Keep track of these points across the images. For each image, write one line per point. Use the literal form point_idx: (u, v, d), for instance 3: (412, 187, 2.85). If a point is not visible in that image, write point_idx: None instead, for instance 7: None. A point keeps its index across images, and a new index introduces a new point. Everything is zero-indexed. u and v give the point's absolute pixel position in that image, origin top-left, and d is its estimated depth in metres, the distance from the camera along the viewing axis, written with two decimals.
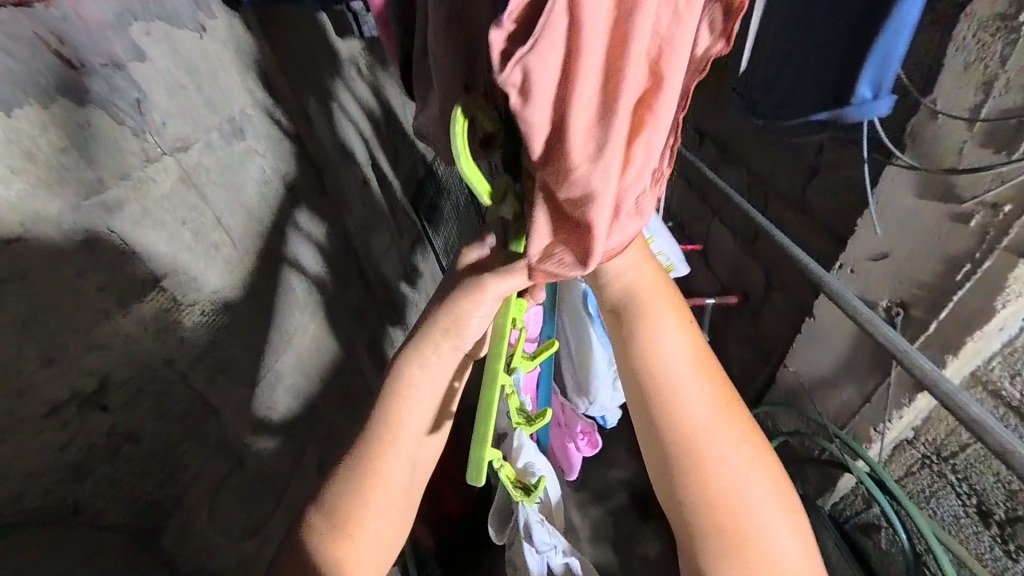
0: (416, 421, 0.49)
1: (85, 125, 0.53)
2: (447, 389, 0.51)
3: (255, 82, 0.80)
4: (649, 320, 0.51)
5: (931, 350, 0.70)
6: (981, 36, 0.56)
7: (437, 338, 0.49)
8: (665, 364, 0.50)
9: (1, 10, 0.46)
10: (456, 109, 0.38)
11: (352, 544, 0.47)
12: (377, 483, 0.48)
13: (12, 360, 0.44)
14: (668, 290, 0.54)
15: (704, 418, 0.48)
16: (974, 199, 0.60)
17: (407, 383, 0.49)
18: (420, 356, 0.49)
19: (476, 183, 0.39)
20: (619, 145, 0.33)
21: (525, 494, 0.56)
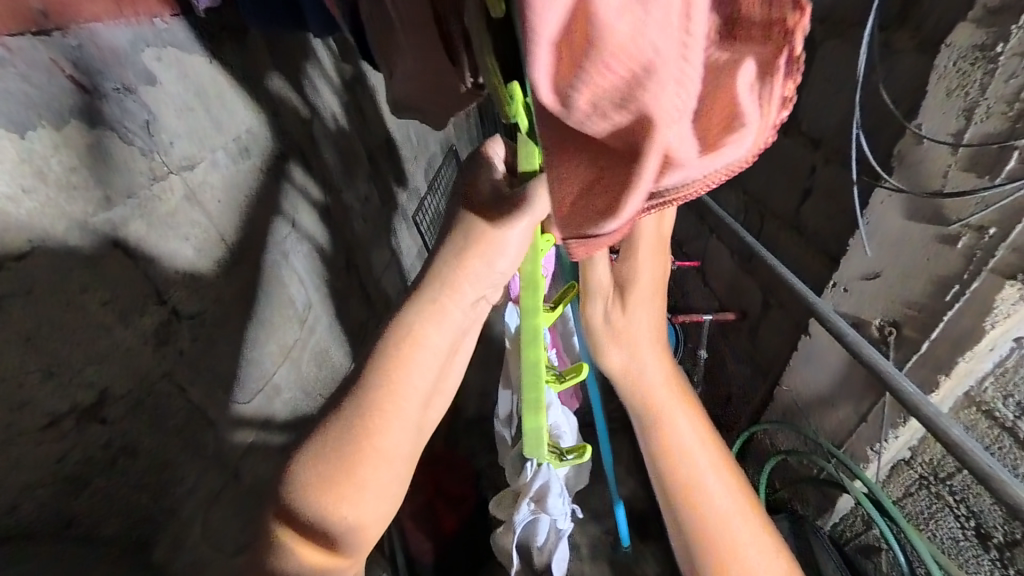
0: (426, 375, 0.42)
1: (96, 146, 0.55)
2: (457, 341, 0.44)
3: (262, 103, 0.83)
4: (636, 353, 0.57)
5: (924, 370, 0.70)
6: (961, 66, 0.58)
7: (449, 282, 0.44)
8: (651, 391, 0.55)
9: (20, 38, 0.48)
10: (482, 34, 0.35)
11: (340, 522, 0.38)
12: (371, 452, 0.39)
13: (14, 373, 0.45)
14: (659, 327, 0.59)
15: (689, 445, 0.53)
16: (960, 222, 0.61)
17: (418, 328, 0.42)
18: (438, 305, 0.43)
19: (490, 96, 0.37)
20: (656, 86, 0.26)
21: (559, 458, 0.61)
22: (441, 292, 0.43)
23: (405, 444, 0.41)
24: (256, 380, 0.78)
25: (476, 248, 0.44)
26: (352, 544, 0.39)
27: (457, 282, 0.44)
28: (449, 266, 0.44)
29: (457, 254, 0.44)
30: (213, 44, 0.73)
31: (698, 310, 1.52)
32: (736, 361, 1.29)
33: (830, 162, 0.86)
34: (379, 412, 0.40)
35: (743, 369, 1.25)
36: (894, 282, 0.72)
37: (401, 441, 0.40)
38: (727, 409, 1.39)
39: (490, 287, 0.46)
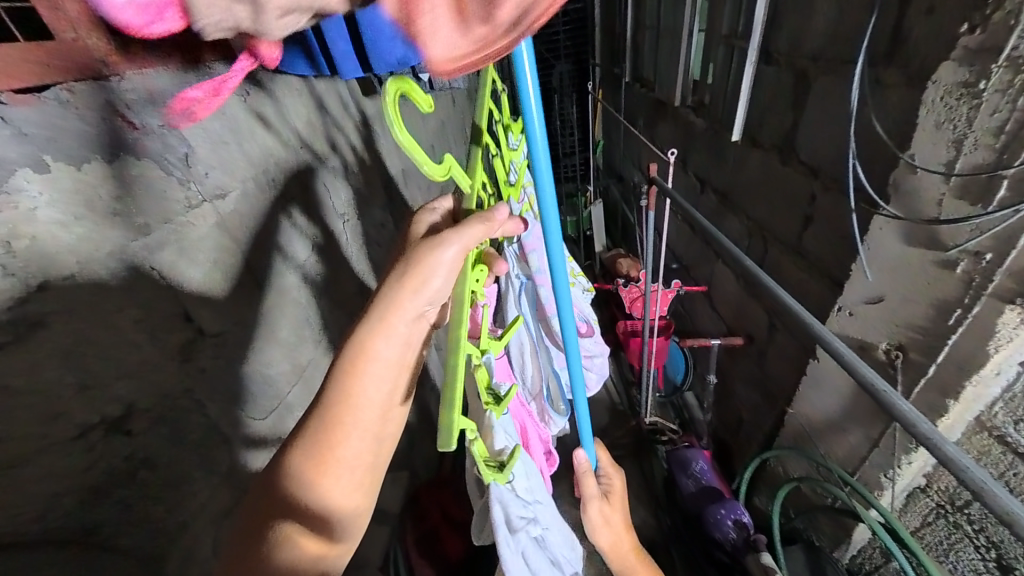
0: (378, 388, 0.50)
1: (140, 177, 0.60)
2: (404, 356, 0.51)
3: (289, 138, 0.90)
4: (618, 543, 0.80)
5: (933, 395, 0.70)
6: (948, 101, 0.61)
7: (400, 302, 0.49)
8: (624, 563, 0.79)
9: (80, 84, 0.54)
10: (392, 88, 0.44)
11: (320, 496, 0.49)
12: (334, 449, 0.49)
13: (50, 384, 0.48)
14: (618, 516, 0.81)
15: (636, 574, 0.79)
16: (956, 247, 0.63)
17: (370, 348, 0.49)
18: (384, 324, 0.49)
19: (413, 154, 0.44)
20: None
21: (498, 472, 0.53)
22: (386, 314, 0.49)
23: (366, 446, 0.50)
24: (269, 399, 0.82)
25: (408, 275, 0.49)
26: (329, 518, 0.49)
27: (399, 302, 0.49)
28: (394, 291, 0.49)
29: (397, 280, 0.49)
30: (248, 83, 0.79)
31: (706, 335, 1.53)
32: (745, 387, 1.28)
33: (828, 190, 0.89)
34: (340, 420, 0.49)
35: (752, 394, 1.24)
36: (896, 305, 0.73)
37: (361, 443, 0.50)
38: (738, 436, 1.37)
39: (430, 308, 0.51)
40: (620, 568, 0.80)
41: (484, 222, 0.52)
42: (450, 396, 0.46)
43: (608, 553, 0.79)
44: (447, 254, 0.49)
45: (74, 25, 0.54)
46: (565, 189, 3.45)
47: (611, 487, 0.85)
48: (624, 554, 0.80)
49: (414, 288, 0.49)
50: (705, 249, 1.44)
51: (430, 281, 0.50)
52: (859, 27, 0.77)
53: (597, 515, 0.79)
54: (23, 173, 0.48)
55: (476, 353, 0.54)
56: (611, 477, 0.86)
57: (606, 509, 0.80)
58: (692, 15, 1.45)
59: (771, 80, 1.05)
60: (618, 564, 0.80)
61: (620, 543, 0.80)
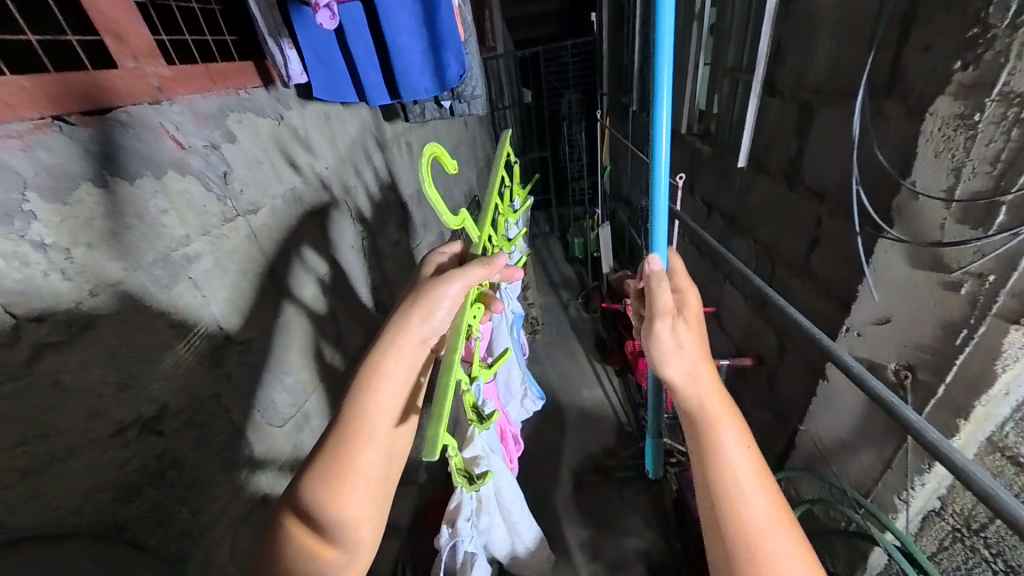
0: (390, 405, 0.51)
1: (184, 192, 0.65)
2: (413, 374, 0.53)
3: (314, 160, 0.96)
4: (712, 428, 0.48)
5: (943, 414, 0.71)
6: (945, 131, 0.65)
7: (410, 325, 0.52)
8: (725, 465, 0.46)
9: (138, 107, 0.60)
10: (425, 149, 0.52)
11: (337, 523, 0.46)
12: (351, 471, 0.47)
13: (95, 383, 0.51)
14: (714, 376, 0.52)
15: (746, 472, 0.45)
16: (961, 269, 0.65)
17: (386, 368, 0.51)
18: (394, 346, 0.51)
19: (438, 205, 0.52)
20: None
21: (468, 483, 0.50)
22: (396, 334, 0.52)
23: (377, 467, 0.49)
24: (286, 407, 0.84)
25: (416, 303, 0.53)
26: (345, 543, 0.47)
27: (410, 325, 0.52)
28: (405, 315, 0.52)
29: (406, 309, 0.53)
30: (281, 110, 0.88)
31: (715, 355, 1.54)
32: (755, 408, 1.28)
33: (833, 214, 0.91)
34: (354, 441, 0.48)
35: (763, 415, 1.24)
36: (904, 325, 0.75)
37: (374, 464, 0.49)
38: None
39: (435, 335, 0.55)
40: (690, 405, 0.51)
41: (483, 264, 0.55)
42: (436, 426, 0.41)
43: (676, 386, 0.52)
44: (451, 287, 0.53)
45: (134, 55, 0.62)
46: (573, 211, 3.51)
47: (688, 312, 0.59)
48: (700, 384, 0.51)
49: (423, 313, 0.53)
50: (713, 270, 1.46)
51: (437, 312, 0.53)
52: (859, 63, 0.82)
53: (666, 335, 0.54)
54: (87, 187, 0.52)
55: (463, 379, 0.52)
56: (690, 301, 0.60)
57: (681, 328, 0.54)
58: (699, 49, 1.52)
59: (776, 110, 1.10)
60: (690, 403, 0.51)
61: (697, 376, 0.52)
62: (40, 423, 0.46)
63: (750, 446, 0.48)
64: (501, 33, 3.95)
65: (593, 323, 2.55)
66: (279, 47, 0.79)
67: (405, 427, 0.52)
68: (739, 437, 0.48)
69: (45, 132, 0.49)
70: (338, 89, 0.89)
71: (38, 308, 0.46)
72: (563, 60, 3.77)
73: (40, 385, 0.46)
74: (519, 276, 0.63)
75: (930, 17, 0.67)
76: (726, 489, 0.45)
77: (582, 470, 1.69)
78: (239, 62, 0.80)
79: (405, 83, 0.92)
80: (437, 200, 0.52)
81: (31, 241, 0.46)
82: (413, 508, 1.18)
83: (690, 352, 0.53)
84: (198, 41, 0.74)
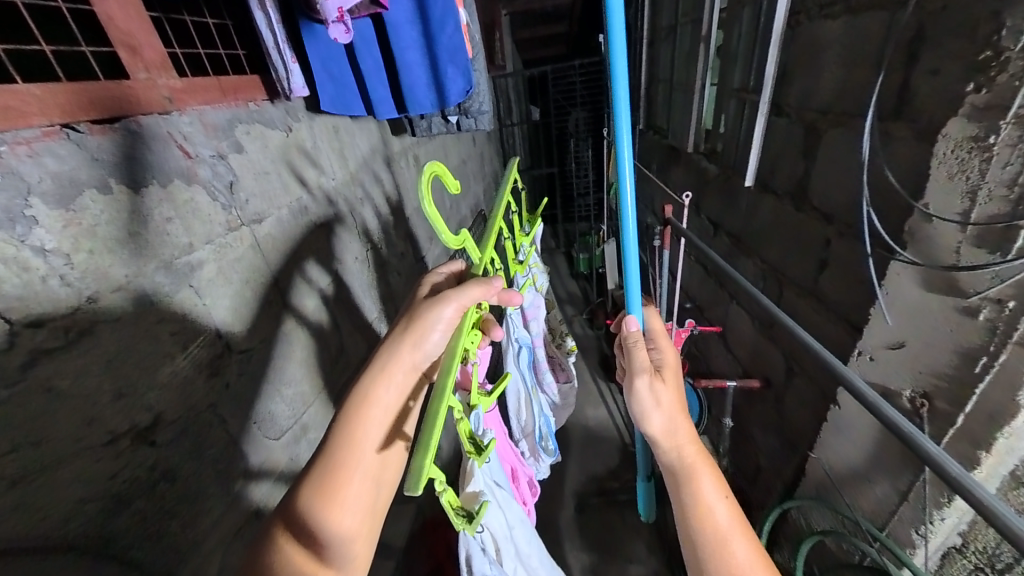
0: (380, 431, 0.49)
1: (189, 201, 0.65)
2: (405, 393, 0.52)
3: (320, 172, 0.97)
4: (692, 479, 0.55)
5: (963, 445, 0.68)
6: (960, 153, 0.63)
7: (401, 347, 0.51)
8: (710, 515, 0.52)
9: (148, 117, 0.61)
10: (423, 167, 0.52)
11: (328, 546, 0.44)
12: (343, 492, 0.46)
13: (90, 391, 0.50)
14: (690, 429, 0.58)
15: (726, 521, 0.52)
16: (978, 294, 0.63)
17: (375, 394, 0.49)
18: (384, 373, 0.50)
19: (436, 223, 0.52)
20: None
21: (468, 523, 0.46)
22: (388, 359, 0.50)
23: (365, 495, 0.47)
24: (284, 419, 0.82)
25: (407, 329, 0.52)
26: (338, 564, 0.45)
27: (403, 351, 0.51)
28: (397, 341, 0.51)
29: (399, 334, 0.52)
30: (289, 123, 0.89)
31: (720, 376, 1.51)
32: (763, 432, 1.25)
33: (842, 235, 0.90)
34: (342, 470, 0.46)
35: (771, 440, 1.20)
36: (918, 351, 0.72)
37: (362, 493, 0.47)
38: (756, 485, 1.32)
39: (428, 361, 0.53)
40: (670, 457, 0.57)
41: (480, 284, 0.54)
42: (422, 457, 0.39)
43: (658, 440, 0.57)
44: (445, 311, 0.52)
45: (147, 67, 0.62)
46: (578, 228, 3.52)
47: (664, 363, 0.63)
48: (678, 439, 0.57)
49: (416, 338, 0.51)
50: (719, 290, 1.45)
51: (431, 335, 0.52)
52: (866, 85, 0.82)
53: (644, 392, 0.59)
54: (91, 194, 0.52)
55: (456, 408, 0.49)
56: (666, 352, 0.64)
57: (658, 384, 0.59)
58: (704, 70, 1.54)
59: (782, 131, 1.10)
60: (671, 456, 0.57)
61: (675, 430, 0.57)
62: (31, 430, 0.45)
63: (727, 493, 0.55)
64: (510, 53, 4.04)
65: (597, 340, 2.52)
66: (285, 61, 0.78)
67: (394, 453, 0.50)
68: (717, 489, 0.55)
69: (55, 139, 0.50)
70: (346, 103, 0.90)
71: (35, 312, 0.46)
72: (569, 80, 3.84)
73: (35, 392, 0.45)
74: (518, 299, 0.61)
75: (939, 41, 0.66)
76: (709, 539, 0.51)
77: (585, 492, 1.65)
78: (249, 74, 0.81)
79: (412, 98, 0.95)
80: (435, 217, 0.52)
81: (31, 246, 0.46)
82: (409, 528, 1.14)
83: (670, 407, 0.58)
84: (209, 54, 0.75)
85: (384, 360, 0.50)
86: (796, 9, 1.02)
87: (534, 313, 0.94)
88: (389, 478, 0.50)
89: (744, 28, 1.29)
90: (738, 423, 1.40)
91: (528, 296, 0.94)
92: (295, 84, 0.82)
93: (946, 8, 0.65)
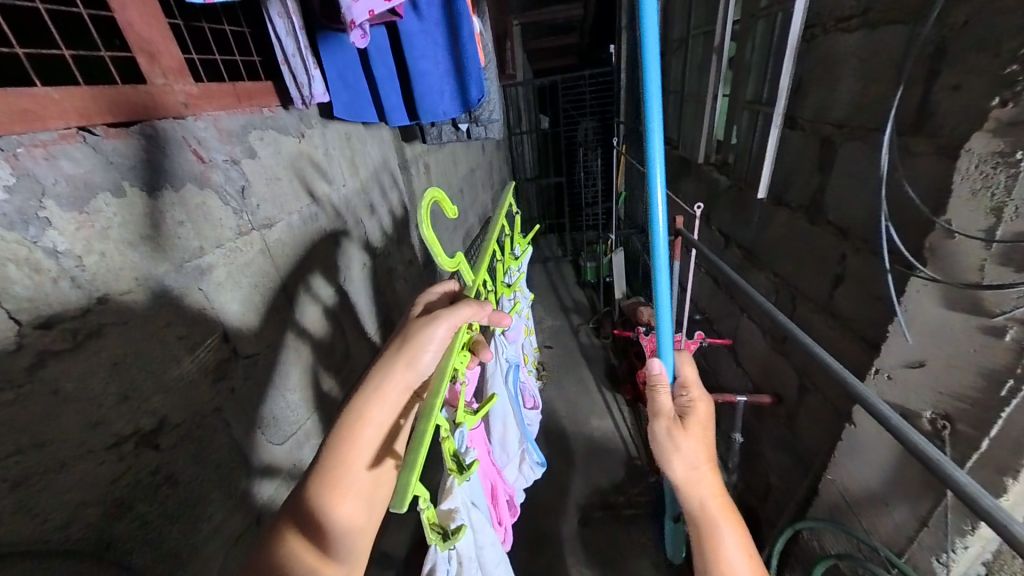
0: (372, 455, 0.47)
1: (201, 205, 0.65)
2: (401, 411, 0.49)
3: (331, 179, 0.97)
4: (716, 538, 0.52)
5: (986, 471, 0.65)
6: (984, 169, 0.62)
7: (393, 368, 0.48)
8: None
9: (162, 122, 0.61)
10: (424, 189, 0.52)
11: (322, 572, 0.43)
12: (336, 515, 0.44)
13: (96, 393, 0.50)
14: (716, 483, 0.56)
15: None
16: (1004, 314, 0.61)
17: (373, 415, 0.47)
18: (378, 395, 0.47)
19: (432, 246, 0.51)
20: None
21: (442, 541, 0.45)
22: (379, 379, 0.48)
23: (359, 518, 0.45)
24: (288, 425, 0.82)
25: (401, 349, 0.49)
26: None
27: (397, 371, 0.48)
28: (389, 360, 0.49)
29: (394, 352, 0.49)
30: (302, 129, 0.89)
31: (729, 391, 1.48)
32: (774, 450, 1.22)
33: (859, 250, 0.88)
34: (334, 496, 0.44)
35: (782, 458, 1.18)
36: (939, 371, 0.70)
37: (353, 519, 0.45)
38: (766, 504, 1.28)
39: (422, 381, 0.51)
40: (693, 507, 0.55)
41: (472, 306, 0.53)
42: (407, 475, 0.38)
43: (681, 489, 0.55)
44: (437, 331, 0.50)
45: (165, 73, 0.63)
46: (585, 236, 3.51)
47: (692, 410, 0.61)
48: (703, 490, 0.55)
49: (409, 357, 0.49)
50: (730, 303, 1.43)
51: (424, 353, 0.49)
52: (884, 99, 0.81)
53: (665, 439, 0.58)
54: (104, 197, 0.52)
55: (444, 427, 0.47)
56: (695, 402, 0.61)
57: (680, 432, 0.57)
58: (717, 81, 1.53)
59: (797, 144, 1.08)
60: (695, 507, 0.55)
61: (698, 479, 0.55)
62: (35, 432, 0.44)
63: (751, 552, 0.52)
64: (521, 63, 4.08)
65: (604, 350, 2.50)
66: (305, 66, 0.78)
67: (386, 472, 0.47)
68: (740, 543, 0.52)
69: (71, 143, 0.50)
70: (359, 110, 0.91)
71: (44, 314, 0.46)
72: (580, 90, 3.86)
73: (40, 393, 0.45)
74: (509, 321, 0.59)
75: (961, 56, 0.65)
76: None
77: (590, 505, 1.62)
78: (265, 81, 0.82)
79: (425, 106, 0.93)
80: (432, 243, 0.51)
81: (44, 248, 0.46)
82: (411, 538, 1.13)
83: (693, 455, 0.56)
84: (226, 61, 0.76)
85: (378, 379, 0.48)
86: (812, 22, 1.01)
87: (514, 335, 0.96)
88: (383, 501, 0.47)
89: (759, 40, 1.29)
90: (748, 439, 1.37)
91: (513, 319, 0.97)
92: (313, 90, 0.81)
93: (969, 22, 0.64)
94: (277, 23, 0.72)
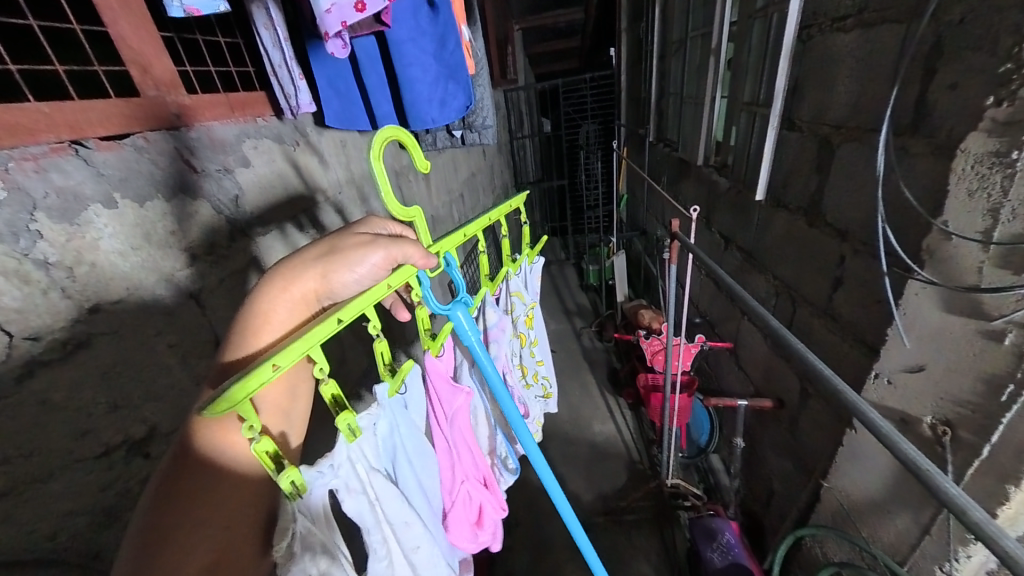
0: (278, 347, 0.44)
1: (194, 214, 0.66)
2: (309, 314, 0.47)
3: (328, 186, 0.98)
4: None
5: (990, 479, 0.63)
6: (980, 169, 0.61)
7: (311, 266, 0.46)
8: None
9: (155, 133, 0.62)
10: (382, 130, 0.51)
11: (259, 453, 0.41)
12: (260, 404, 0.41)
13: (86, 403, 0.51)
14: None
15: None
16: (1003, 318, 0.60)
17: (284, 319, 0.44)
18: (285, 290, 0.44)
19: (380, 180, 0.50)
20: None
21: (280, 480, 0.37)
22: (290, 280, 0.45)
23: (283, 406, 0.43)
24: None
25: (327, 256, 0.47)
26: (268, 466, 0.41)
27: (315, 278, 0.46)
28: (308, 260, 0.46)
29: (313, 259, 0.47)
30: (297, 136, 0.90)
31: (732, 395, 1.47)
32: (776, 454, 1.20)
33: (857, 252, 0.87)
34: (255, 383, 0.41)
35: (784, 464, 1.16)
36: (939, 376, 0.69)
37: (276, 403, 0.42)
38: (769, 510, 1.26)
39: (334, 295, 0.49)
40: None
41: (417, 247, 0.55)
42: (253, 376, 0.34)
43: None
44: (372, 256, 0.50)
45: (156, 85, 0.64)
46: (587, 238, 3.50)
47: None
48: None
49: (329, 268, 0.47)
50: (730, 306, 1.41)
51: (349, 275, 0.48)
52: (881, 100, 0.79)
53: None
54: (95, 209, 0.53)
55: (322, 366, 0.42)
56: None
57: None
58: (715, 83, 1.52)
59: (794, 145, 1.07)
60: None
61: None
62: (22, 443, 0.45)
63: None
64: (523, 67, 4.09)
65: (606, 354, 2.49)
66: (291, 77, 0.81)
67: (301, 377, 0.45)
68: None
69: (62, 155, 0.51)
70: (352, 118, 0.92)
71: (34, 326, 0.46)
72: (581, 93, 3.84)
73: (28, 403, 0.45)
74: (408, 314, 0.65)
75: (956, 55, 0.64)
76: None
77: (591, 509, 1.61)
78: (257, 91, 0.83)
79: (414, 114, 0.93)
80: (382, 179, 0.51)
81: (34, 259, 0.47)
82: None
83: None
84: (220, 72, 0.77)
85: (292, 284, 0.45)
86: (808, 22, 1.00)
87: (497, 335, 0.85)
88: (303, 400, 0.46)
89: (755, 41, 1.28)
90: (751, 444, 1.35)
91: (491, 315, 0.86)
92: (298, 101, 0.84)
93: (964, 21, 0.63)
94: (264, 35, 0.76)
